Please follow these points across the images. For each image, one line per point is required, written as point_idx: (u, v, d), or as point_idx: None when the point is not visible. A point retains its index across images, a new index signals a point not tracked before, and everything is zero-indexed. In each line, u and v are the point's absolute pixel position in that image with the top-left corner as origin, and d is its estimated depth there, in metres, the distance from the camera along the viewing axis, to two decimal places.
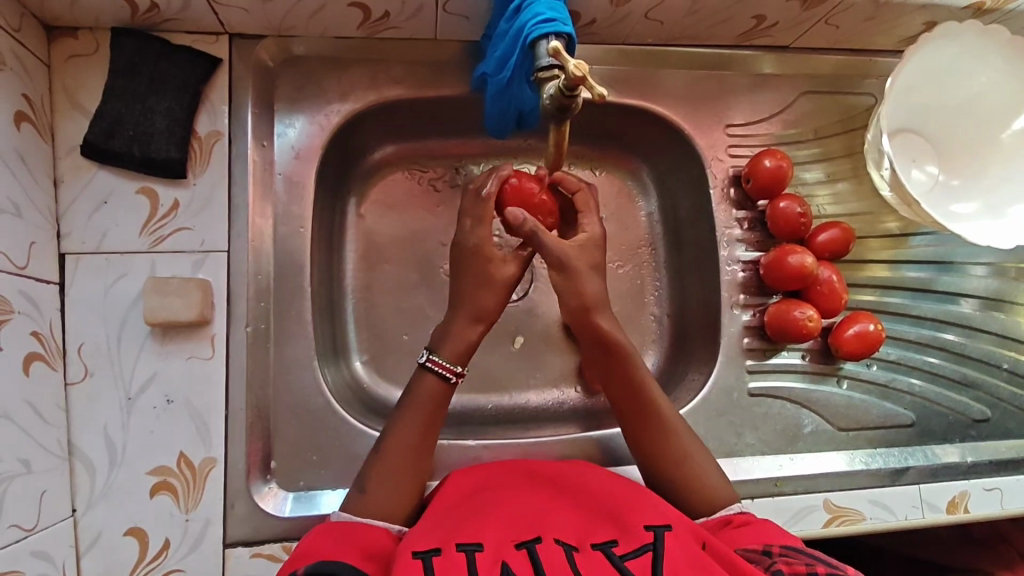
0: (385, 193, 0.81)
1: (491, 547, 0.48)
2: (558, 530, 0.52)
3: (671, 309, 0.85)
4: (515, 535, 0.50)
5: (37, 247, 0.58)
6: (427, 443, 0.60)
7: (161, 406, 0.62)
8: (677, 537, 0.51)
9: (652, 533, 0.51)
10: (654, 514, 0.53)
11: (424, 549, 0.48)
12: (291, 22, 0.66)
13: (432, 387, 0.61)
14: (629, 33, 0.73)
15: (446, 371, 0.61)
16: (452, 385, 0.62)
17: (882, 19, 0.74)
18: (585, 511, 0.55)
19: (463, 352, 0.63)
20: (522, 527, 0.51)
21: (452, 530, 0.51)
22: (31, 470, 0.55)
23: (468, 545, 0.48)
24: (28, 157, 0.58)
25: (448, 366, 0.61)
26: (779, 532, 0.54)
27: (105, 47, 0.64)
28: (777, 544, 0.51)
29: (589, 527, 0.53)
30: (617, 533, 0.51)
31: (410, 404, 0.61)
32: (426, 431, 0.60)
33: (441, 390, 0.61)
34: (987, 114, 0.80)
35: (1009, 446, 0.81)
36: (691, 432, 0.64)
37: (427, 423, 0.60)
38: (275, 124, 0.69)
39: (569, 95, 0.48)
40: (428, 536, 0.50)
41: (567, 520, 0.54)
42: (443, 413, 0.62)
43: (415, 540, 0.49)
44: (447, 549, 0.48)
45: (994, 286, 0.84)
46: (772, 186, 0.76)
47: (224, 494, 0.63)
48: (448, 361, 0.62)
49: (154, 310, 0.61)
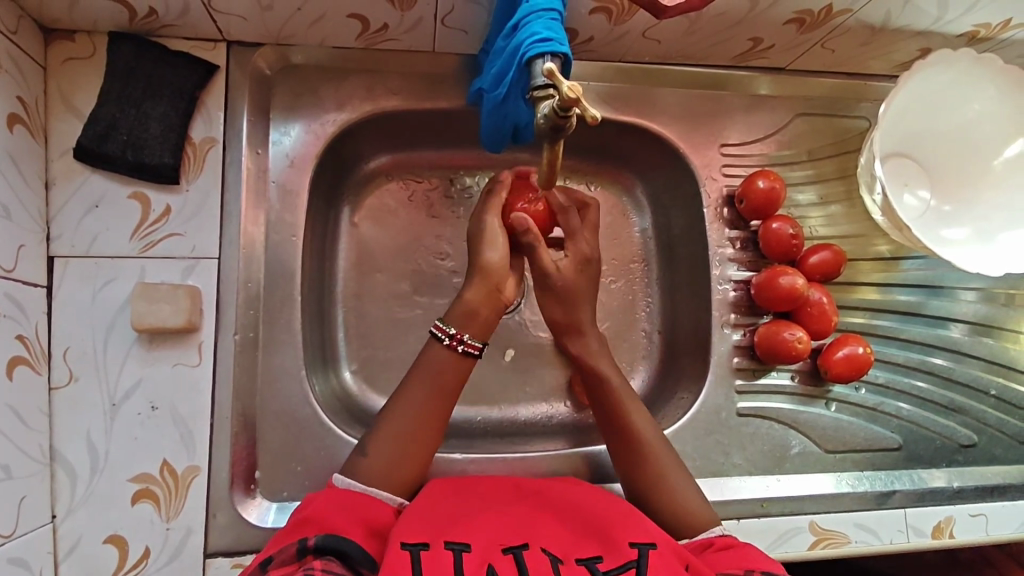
0: (379, 203, 0.81)
1: (479, 549, 0.49)
2: (545, 539, 0.52)
3: (662, 327, 0.85)
4: (503, 540, 0.50)
5: (25, 249, 0.58)
6: (434, 411, 0.60)
7: (146, 413, 0.62)
8: (661, 557, 0.51)
9: (637, 550, 0.51)
10: (640, 532, 0.53)
11: (413, 541, 0.47)
12: (290, 31, 0.66)
13: (447, 357, 0.61)
14: (627, 51, 0.73)
15: (443, 335, 0.61)
16: (455, 351, 0.61)
17: (878, 45, 0.75)
18: (569, 524, 0.55)
19: (465, 320, 0.62)
20: (509, 533, 0.52)
21: (440, 526, 0.51)
22: (11, 476, 0.54)
23: (456, 545, 0.48)
24: (19, 158, 0.58)
25: (444, 330, 0.61)
26: (760, 559, 0.53)
27: (101, 50, 0.64)
28: (759, 571, 0.51)
29: (574, 539, 0.53)
30: (602, 548, 0.51)
31: (416, 376, 0.61)
32: (429, 402, 0.60)
33: (455, 359, 0.61)
34: (981, 140, 0.80)
35: (995, 472, 0.81)
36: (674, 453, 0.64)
37: (434, 388, 0.60)
38: (270, 131, 0.69)
39: (563, 115, 0.47)
40: (419, 527, 0.50)
41: (552, 531, 0.53)
42: (455, 382, 0.61)
43: (407, 528, 0.49)
44: (436, 545, 0.48)
45: (983, 312, 0.84)
46: (765, 208, 0.77)
47: (206, 504, 0.62)
48: (447, 325, 0.62)
49: (142, 315, 0.61)
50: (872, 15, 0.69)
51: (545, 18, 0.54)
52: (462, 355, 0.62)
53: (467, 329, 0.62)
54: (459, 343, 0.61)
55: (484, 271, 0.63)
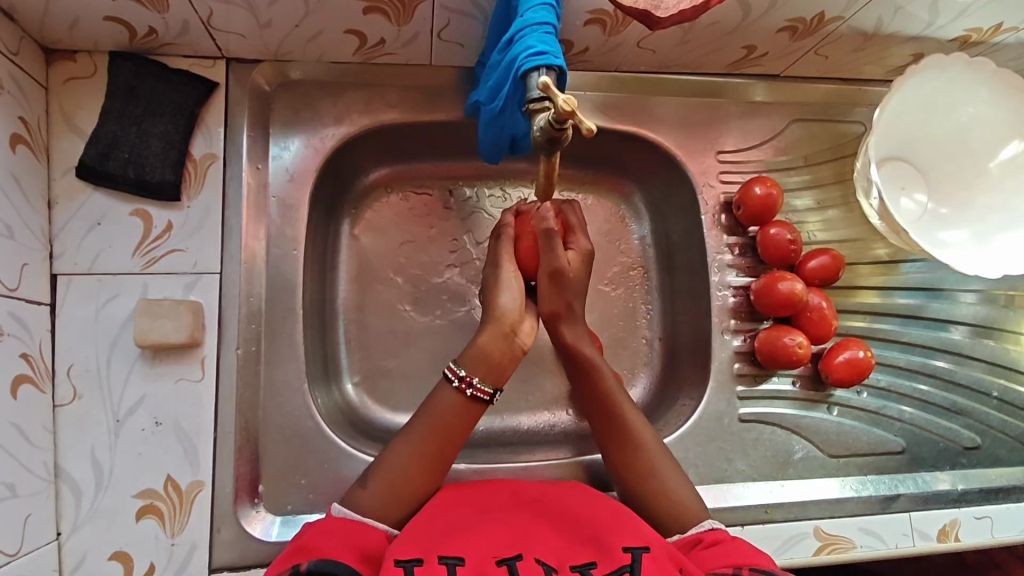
0: (379, 215, 0.82)
1: (473, 562, 0.49)
2: (540, 548, 0.52)
3: (662, 333, 0.85)
4: (496, 552, 0.50)
5: (29, 268, 0.59)
6: (440, 454, 0.60)
7: (149, 429, 0.62)
8: (654, 560, 0.50)
9: (630, 554, 0.51)
10: (633, 536, 0.53)
11: (407, 558, 0.48)
12: (288, 48, 0.67)
13: (455, 399, 0.61)
14: (622, 60, 0.74)
15: (452, 375, 0.62)
16: (462, 393, 0.61)
17: (871, 50, 0.76)
18: (564, 532, 0.55)
19: (478, 365, 0.62)
20: (504, 543, 0.52)
21: (433, 542, 0.51)
22: (17, 494, 0.54)
23: (450, 558, 0.48)
24: (22, 178, 0.59)
25: (453, 371, 0.62)
26: (749, 552, 0.52)
27: (102, 69, 0.65)
28: (747, 566, 0.50)
29: (570, 547, 0.53)
30: (596, 554, 0.51)
31: (427, 414, 0.61)
32: (435, 439, 0.60)
33: (463, 403, 0.61)
34: (977, 143, 0.81)
35: (1000, 474, 0.81)
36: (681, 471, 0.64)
37: (439, 428, 0.60)
38: (270, 146, 0.70)
39: (558, 128, 0.48)
40: (414, 545, 0.50)
41: (548, 539, 0.53)
42: (463, 425, 0.61)
43: (401, 547, 0.50)
44: (429, 559, 0.48)
45: (983, 313, 0.84)
46: (762, 213, 0.77)
47: (210, 519, 0.63)
48: (457, 366, 0.62)
49: (146, 332, 0.61)
50: (863, 21, 0.69)
51: (539, 31, 0.54)
52: (473, 399, 0.62)
53: (478, 373, 0.62)
54: (468, 386, 0.61)
55: (496, 313, 0.65)
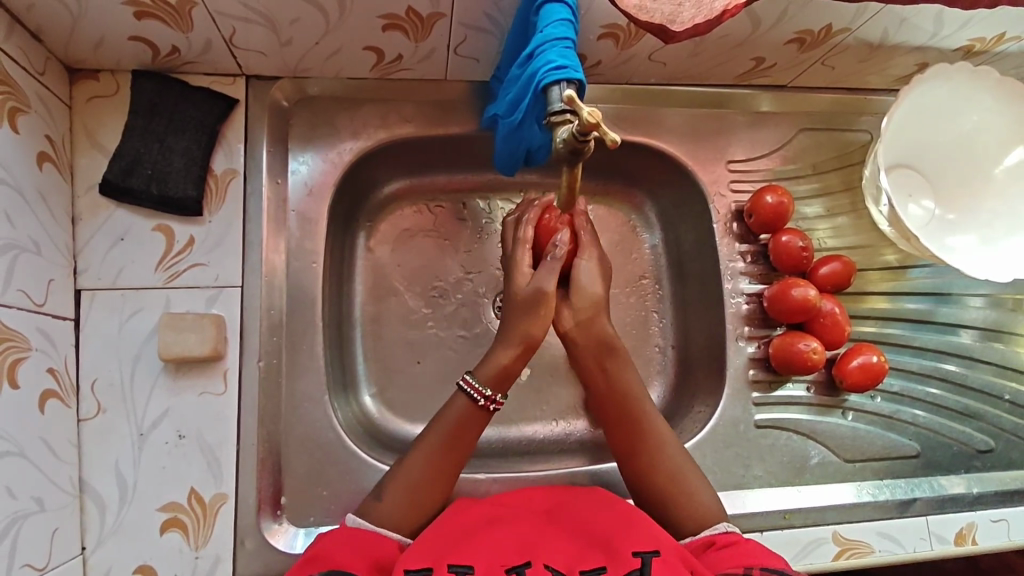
0: (394, 227, 0.83)
1: (481, 570, 0.50)
2: (549, 554, 0.52)
3: (675, 341, 0.86)
4: (505, 560, 0.51)
5: (55, 284, 0.60)
6: (451, 466, 0.61)
7: (173, 442, 0.63)
8: (665, 563, 0.51)
9: (640, 558, 0.51)
10: (644, 539, 0.53)
11: (416, 568, 0.49)
12: (307, 64, 0.68)
13: (466, 409, 0.62)
14: (633, 73, 0.76)
15: (478, 394, 0.62)
16: (486, 410, 0.63)
17: (876, 61, 0.77)
18: (575, 536, 0.55)
19: (496, 378, 0.63)
20: (513, 550, 0.52)
21: (445, 548, 0.52)
22: (44, 509, 0.55)
23: (458, 567, 0.50)
24: (49, 196, 0.60)
25: (479, 391, 0.62)
26: (761, 553, 0.53)
27: (125, 88, 0.66)
28: (758, 568, 0.51)
29: (581, 551, 0.53)
30: (606, 558, 0.52)
31: (443, 420, 0.62)
32: (450, 453, 0.61)
33: (476, 414, 0.62)
34: (981, 148, 0.82)
35: (1014, 477, 0.81)
36: (692, 463, 0.64)
37: (454, 443, 0.62)
38: (288, 161, 0.71)
39: (581, 140, 0.49)
40: (423, 554, 0.51)
41: (559, 544, 0.54)
42: (475, 436, 0.63)
43: (410, 555, 0.51)
44: (438, 569, 0.49)
45: (992, 317, 0.85)
46: (774, 221, 0.78)
47: (234, 531, 0.63)
48: (481, 384, 0.62)
49: (170, 346, 0.62)
50: (869, 33, 0.71)
51: (559, 46, 0.55)
52: (488, 412, 0.63)
53: (499, 388, 0.64)
54: (491, 403, 0.63)
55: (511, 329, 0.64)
